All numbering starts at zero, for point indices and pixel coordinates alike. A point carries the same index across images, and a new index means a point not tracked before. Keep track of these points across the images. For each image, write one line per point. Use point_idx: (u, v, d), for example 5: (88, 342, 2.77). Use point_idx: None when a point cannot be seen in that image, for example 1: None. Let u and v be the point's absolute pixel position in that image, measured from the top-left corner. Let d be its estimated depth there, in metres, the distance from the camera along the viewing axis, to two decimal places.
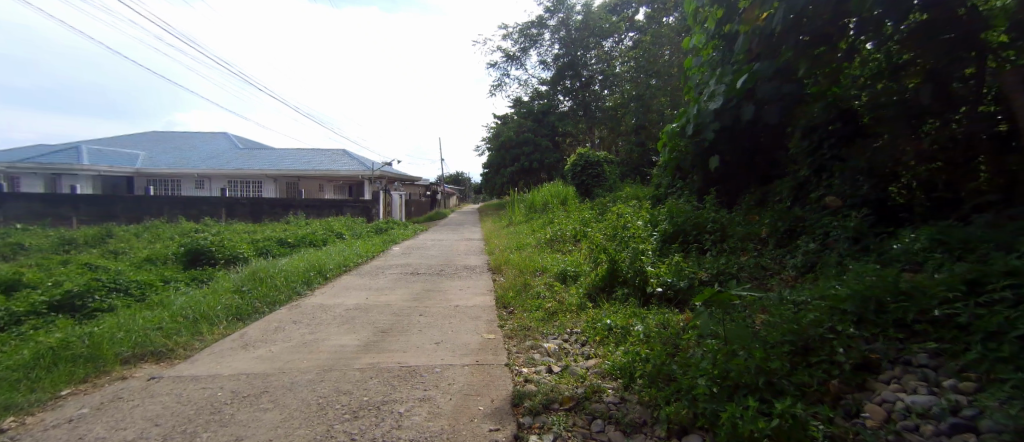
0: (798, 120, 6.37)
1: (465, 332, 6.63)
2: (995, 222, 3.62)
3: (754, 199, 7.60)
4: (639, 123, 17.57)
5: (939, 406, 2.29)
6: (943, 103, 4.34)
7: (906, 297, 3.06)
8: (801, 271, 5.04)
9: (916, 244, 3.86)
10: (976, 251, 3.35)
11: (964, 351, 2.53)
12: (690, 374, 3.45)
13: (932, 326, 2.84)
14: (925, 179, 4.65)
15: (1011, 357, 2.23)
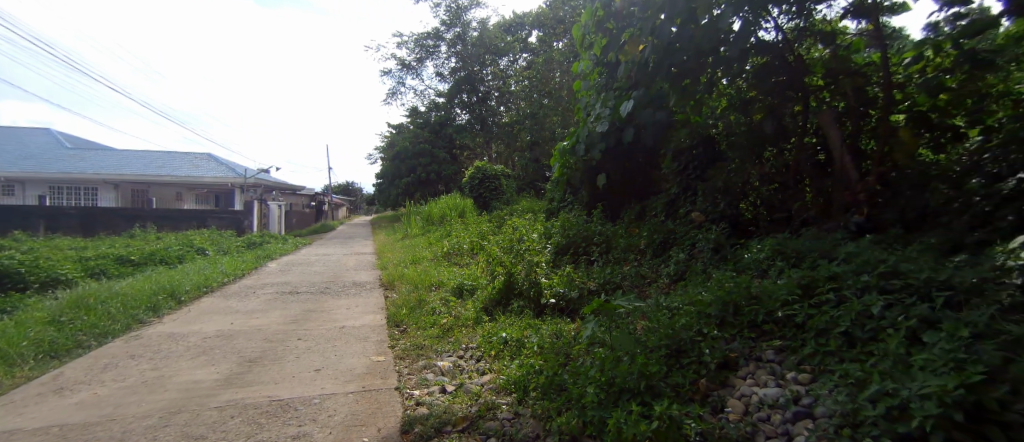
0: (669, 144, 7.13)
1: (351, 356, 5.98)
2: (816, 235, 4.38)
3: (634, 212, 8.22)
4: (533, 140, 18.23)
5: (784, 397, 2.58)
6: (778, 134, 5.17)
7: (756, 301, 3.49)
8: (673, 278, 5.56)
9: (761, 254, 4.50)
10: (805, 260, 3.99)
11: (800, 346, 2.94)
12: (579, 382, 3.54)
13: (776, 325, 3.26)
14: (764, 199, 5.52)
15: (836, 350, 2.64)
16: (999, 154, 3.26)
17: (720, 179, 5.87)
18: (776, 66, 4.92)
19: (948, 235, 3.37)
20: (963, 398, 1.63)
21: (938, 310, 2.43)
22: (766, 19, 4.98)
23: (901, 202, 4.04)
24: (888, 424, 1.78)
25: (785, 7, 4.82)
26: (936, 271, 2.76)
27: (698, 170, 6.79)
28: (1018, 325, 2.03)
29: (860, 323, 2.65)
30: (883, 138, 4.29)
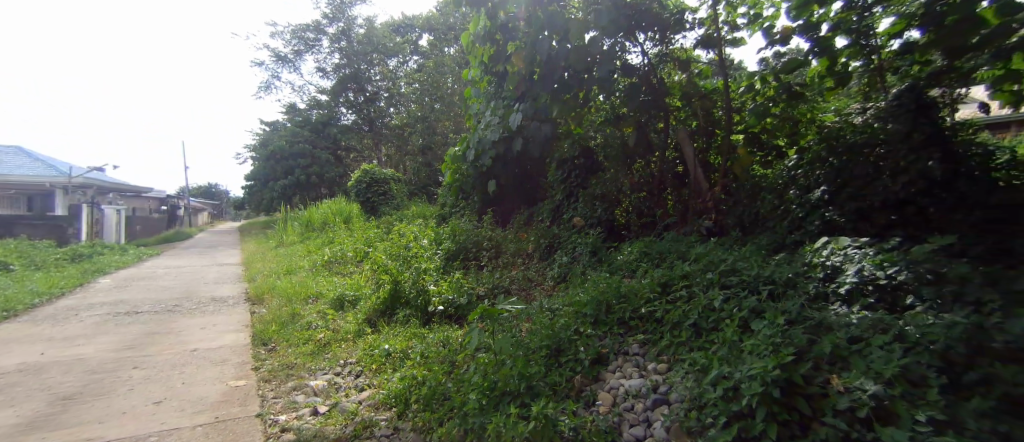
0: (554, 154, 7.44)
1: (203, 382, 4.99)
2: (675, 238, 4.95)
3: (522, 219, 8.32)
4: (426, 144, 17.75)
5: (645, 387, 2.79)
6: (644, 147, 5.76)
7: (624, 299, 3.78)
8: (557, 280, 5.77)
9: (631, 255, 4.91)
10: (666, 261, 4.46)
11: (659, 339, 3.23)
12: (462, 389, 3.44)
13: (641, 321, 3.55)
14: (634, 207, 6.07)
15: (686, 341, 2.95)
16: (806, 171, 3.98)
17: (598, 187, 6.31)
18: (643, 85, 5.51)
19: (771, 238, 4.04)
20: (779, 377, 1.90)
21: (764, 301, 2.86)
22: (634, 43, 5.48)
23: (737, 210, 4.75)
24: (726, 405, 2.00)
25: (650, 35, 5.42)
26: (762, 268, 3.26)
27: (580, 178, 7.22)
28: (817, 311, 2.45)
29: (706, 315, 3.02)
30: (726, 154, 5.09)
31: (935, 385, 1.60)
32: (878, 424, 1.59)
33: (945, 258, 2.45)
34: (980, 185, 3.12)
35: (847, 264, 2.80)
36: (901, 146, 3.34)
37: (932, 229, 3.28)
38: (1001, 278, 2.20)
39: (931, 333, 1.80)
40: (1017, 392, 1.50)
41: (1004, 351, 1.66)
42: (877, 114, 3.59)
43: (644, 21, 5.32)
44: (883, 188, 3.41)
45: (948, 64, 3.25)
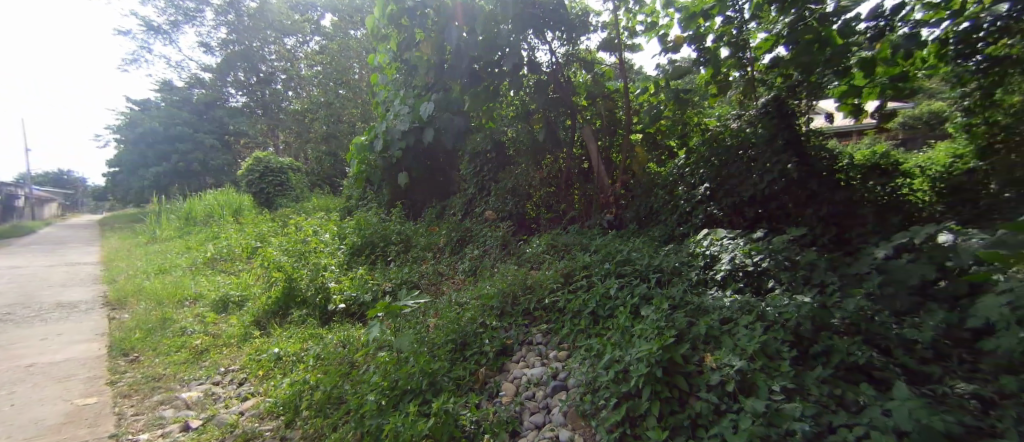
0: (466, 146, 7.25)
1: (36, 402, 3.95)
2: (579, 231, 5.15)
3: (434, 212, 7.94)
4: (329, 131, 16.42)
5: (546, 374, 2.81)
6: (553, 143, 5.89)
7: (529, 290, 3.81)
8: (467, 274, 5.63)
9: (538, 248, 4.97)
10: (570, 252, 4.61)
11: (561, 328, 3.28)
12: (361, 391, 3.13)
13: (545, 311, 3.59)
14: (542, 201, 6.20)
15: (585, 328, 3.04)
16: (692, 169, 4.36)
17: (508, 180, 6.29)
18: (551, 81, 5.67)
19: (662, 230, 4.37)
20: (663, 358, 2.01)
21: (653, 288, 3.05)
22: (542, 41, 5.58)
23: (635, 205, 5.08)
24: (616, 387, 2.07)
25: (558, 34, 5.56)
26: (653, 258, 3.49)
27: (492, 172, 6.94)
28: (697, 296, 2.66)
29: (602, 303, 3.14)
30: (626, 152, 5.43)
31: (787, 357, 1.80)
32: (742, 394, 1.74)
33: (797, 247, 2.82)
34: (825, 185, 3.65)
35: (722, 253, 3.09)
36: (767, 150, 3.82)
37: (789, 222, 3.78)
38: (837, 263, 2.57)
39: (785, 311, 2.03)
40: (848, 359, 1.74)
41: (840, 325, 1.93)
42: (749, 120, 4.06)
43: (553, 19, 5.44)
44: (752, 186, 3.86)
45: (802, 79, 3.77)
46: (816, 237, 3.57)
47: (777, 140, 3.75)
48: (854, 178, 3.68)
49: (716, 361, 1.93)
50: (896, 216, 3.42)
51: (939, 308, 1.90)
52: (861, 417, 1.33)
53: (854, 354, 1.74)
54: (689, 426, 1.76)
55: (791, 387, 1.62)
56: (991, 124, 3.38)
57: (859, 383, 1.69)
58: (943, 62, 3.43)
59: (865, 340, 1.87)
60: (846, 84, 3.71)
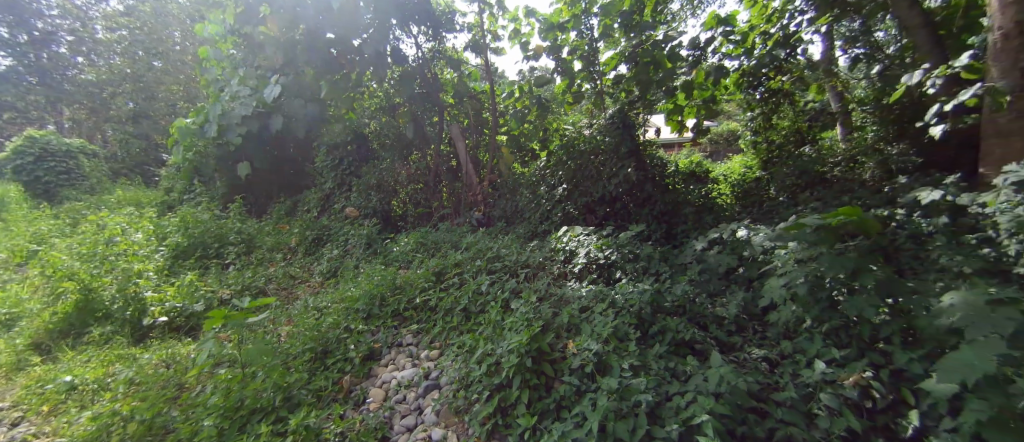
0: (322, 138, 6.38)
1: None
2: (451, 228, 5.12)
3: (283, 208, 6.70)
4: (128, 113, 12.71)
5: (417, 375, 2.65)
6: (421, 139, 5.71)
7: (399, 290, 3.62)
8: (326, 276, 4.83)
9: (406, 246, 4.72)
10: (441, 250, 4.56)
11: (432, 327, 3.19)
12: (200, 413, 2.35)
13: (415, 311, 3.44)
14: (408, 198, 5.75)
15: (458, 325, 3.02)
16: (553, 170, 4.65)
17: (372, 175, 5.76)
18: (415, 73, 5.43)
19: (528, 226, 4.55)
20: (531, 347, 2.09)
21: (520, 283, 3.18)
22: (407, 34, 5.35)
23: (503, 202, 5.17)
24: (488, 380, 2.09)
25: (422, 29, 5.39)
26: (520, 254, 3.66)
27: (352, 166, 6.26)
28: (559, 287, 2.88)
29: (473, 299, 3.16)
30: (492, 152, 5.57)
31: (633, 338, 2.05)
32: (598, 375, 1.91)
33: (638, 241, 3.24)
34: (658, 188, 4.30)
35: (579, 247, 3.37)
36: (614, 155, 4.31)
37: (632, 218, 4.33)
38: (667, 256, 3.04)
39: (631, 298, 2.30)
40: (677, 336, 2.06)
41: (670, 307, 2.28)
42: (599, 129, 4.46)
43: (416, 14, 5.25)
44: (602, 186, 4.33)
45: (639, 97, 4.37)
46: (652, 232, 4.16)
47: (622, 147, 4.25)
48: (680, 182, 4.40)
49: (577, 346, 2.08)
50: (708, 214, 4.17)
51: (736, 289, 2.38)
52: (688, 383, 1.55)
53: (681, 331, 2.08)
54: (553, 409, 1.85)
55: (637, 363, 1.84)
56: (770, 142, 4.67)
57: (685, 355, 2.00)
58: (740, 90, 4.37)
59: (689, 318, 2.24)
60: (673, 102, 4.32)
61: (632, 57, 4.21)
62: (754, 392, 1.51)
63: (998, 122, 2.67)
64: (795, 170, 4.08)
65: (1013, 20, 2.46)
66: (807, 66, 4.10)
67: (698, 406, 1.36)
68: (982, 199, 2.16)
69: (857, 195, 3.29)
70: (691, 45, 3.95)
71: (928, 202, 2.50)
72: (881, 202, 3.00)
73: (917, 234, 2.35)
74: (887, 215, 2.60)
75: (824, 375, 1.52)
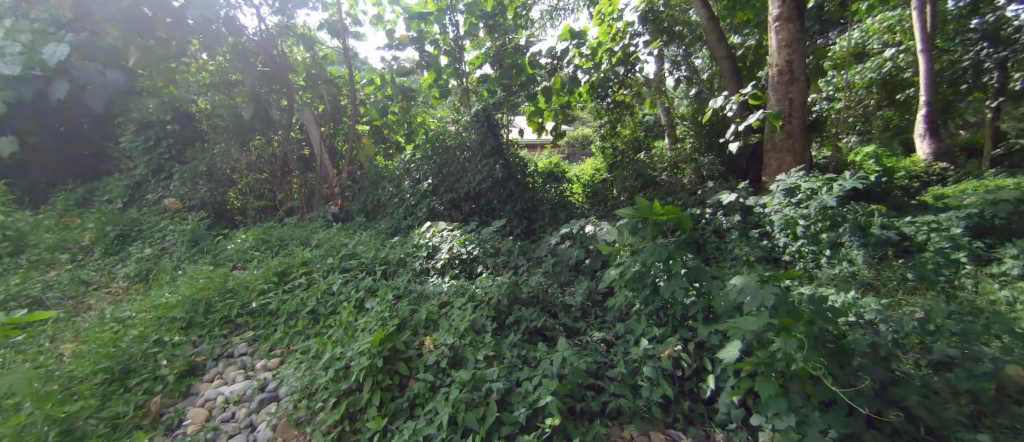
0: (130, 115, 4.91)
1: None
2: (297, 223, 4.27)
3: (75, 199, 4.67)
4: None
5: (251, 387, 1.86)
6: (262, 123, 4.77)
7: (230, 293, 2.51)
8: (133, 281, 3.23)
9: (244, 244, 3.43)
10: (287, 246, 3.44)
11: (272, 333, 2.26)
12: None
13: (252, 317, 2.39)
14: (247, 189, 4.76)
15: (305, 328, 2.21)
16: (418, 164, 4.29)
17: (199, 162, 4.63)
18: (256, 48, 4.59)
19: (389, 222, 4.12)
20: (386, 348, 1.68)
21: (378, 281, 2.54)
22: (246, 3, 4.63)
23: (361, 195, 4.66)
24: (336, 385, 1.60)
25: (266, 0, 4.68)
26: (379, 250, 3.00)
27: (172, 150, 4.84)
28: (420, 283, 2.49)
29: None
30: (353, 140, 5.07)
31: (490, 330, 1.89)
32: (454, 368, 1.67)
33: (499, 237, 3.09)
34: (519, 186, 4.25)
35: (442, 244, 2.91)
36: (478, 152, 4.18)
37: (494, 214, 4.17)
38: (523, 251, 3.01)
39: (490, 290, 2.16)
40: (531, 324, 2.00)
41: (526, 298, 2.20)
42: (462, 125, 4.33)
43: None
44: (468, 181, 4.13)
45: (504, 97, 4.44)
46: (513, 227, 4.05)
47: (486, 145, 4.15)
48: (539, 181, 4.39)
49: (433, 342, 1.77)
50: (565, 209, 4.26)
51: (582, 278, 2.56)
52: (537, 369, 1.62)
53: (535, 319, 2.03)
54: (407, 408, 1.52)
55: (491, 354, 1.70)
56: (615, 148, 5.04)
57: (536, 342, 1.95)
58: (591, 97, 4.68)
59: (541, 308, 2.19)
60: (535, 104, 4.47)
61: (498, 59, 4.33)
62: (592, 371, 1.65)
63: (776, 139, 3.39)
64: (636, 176, 4.39)
65: (784, 60, 3.21)
66: (642, 83, 4.69)
67: (544, 390, 1.45)
68: (762, 201, 2.83)
69: (678, 196, 3.80)
70: (551, 54, 4.25)
71: (728, 204, 3.00)
72: (695, 202, 3.52)
73: (718, 229, 2.85)
74: (701, 216, 2.98)
75: (647, 351, 1.68)
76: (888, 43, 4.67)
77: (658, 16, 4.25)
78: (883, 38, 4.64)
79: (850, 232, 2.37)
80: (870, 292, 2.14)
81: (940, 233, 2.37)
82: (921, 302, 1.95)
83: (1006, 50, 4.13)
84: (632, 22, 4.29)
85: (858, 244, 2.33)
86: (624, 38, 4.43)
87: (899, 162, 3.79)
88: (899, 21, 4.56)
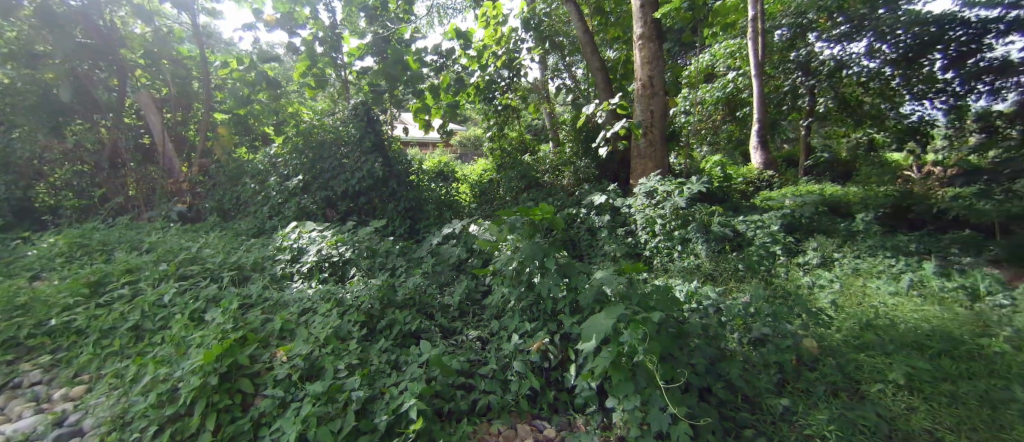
0: None
1: None
2: (129, 224, 3.73)
3: None
4: None
5: (41, 424, 1.45)
6: (84, 104, 4.22)
7: (21, 313, 2.05)
8: None
9: (50, 250, 2.84)
10: (105, 248, 2.97)
11: (77, 355, 1.85)
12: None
13: (49, 339, 1.96)
14: (61, 183, 4.28)
15: (117, 349, 1.83)
16: (286, 160, 3.90)
17: None
18: (71, 17, 3.93)
19: (250, 222, 3.75)
20: (222, 365, 1.50)
21: (224, 288, 2.26)
22: None
23: (216, 191, 4.29)
24: (157, 411, 1.37)
25: None
26: (230, 255, 2.71)
27: None
28: (277, 290, 2.27)
29: None
30: (205, 129, 4.66)
31: (356, 336, 1.83)
32: (307, 381, 1.57)
33: (378, 238, 2.90)
34: (402, 184, 3.96)
35: (310, 246, 2.67)
36: (357, 149, 3.87)
37: (375, 215, 3.89)
38: (404, 251, 2.90)
39: (361, 295, 2.07)
40: (405, 327, 1.95)
41: (401, 301, 2.16)
42: (339, 119, 3.99)
43: None
44: (345, 182, 3.75)
45: (387, 90, 4.23)
46: (394, 228, 3.76)
47: (365, 140, 3.84)
48: (427, 180, 4.20)
49: (286, 353, 1.67)
50: (447, 209, 4.12)
51: (463, 277, 2.48)
52: (405, 373, 1.65)
53: (408, 323, 1.99)
54: (249, 430, 1.35)
55: (355, 361, 1.66)
56: (502, 149, 4.98)
57: (409, 346, 1.92)
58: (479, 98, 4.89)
59: (417, 310, 2.17)
60: (422, 101, 4.38)
61: (379, 50, 4.15)
62: (461, 370, 1.75)
63: (640, 147, 3.76)
64: (520, 178, 4.48)
65: (646, 74, 3.65)
66: (527, 88, 5.19)
67: (408, 393, 1.47)
68: (628, 202, 3.16)
69: (557, 197, 4.00)
70: (437, 52, 4.29)
71: (599, 204, 3.32)
72: (571, 203, 3.81)
73: (590, 228, 3.13)
74: (577, 216, 3.27)
75: (518, 346, 1.85)
76: (731, 66, 5.32)
77: (539, 22, 4.75)
78: (727, 61, 5.25)
79: (694, 230, 2.81)
80: (711, 280, 2.51)
81: (763, 230, 2.89)
82: (746, 287, 2.35)
83: (813, 79, 5.15)
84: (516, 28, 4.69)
85: (702, 239, 2.76)
86: (509, 42, 4.78)
87: (738, 170, 4.61)
88: (738, 48, 5.18)
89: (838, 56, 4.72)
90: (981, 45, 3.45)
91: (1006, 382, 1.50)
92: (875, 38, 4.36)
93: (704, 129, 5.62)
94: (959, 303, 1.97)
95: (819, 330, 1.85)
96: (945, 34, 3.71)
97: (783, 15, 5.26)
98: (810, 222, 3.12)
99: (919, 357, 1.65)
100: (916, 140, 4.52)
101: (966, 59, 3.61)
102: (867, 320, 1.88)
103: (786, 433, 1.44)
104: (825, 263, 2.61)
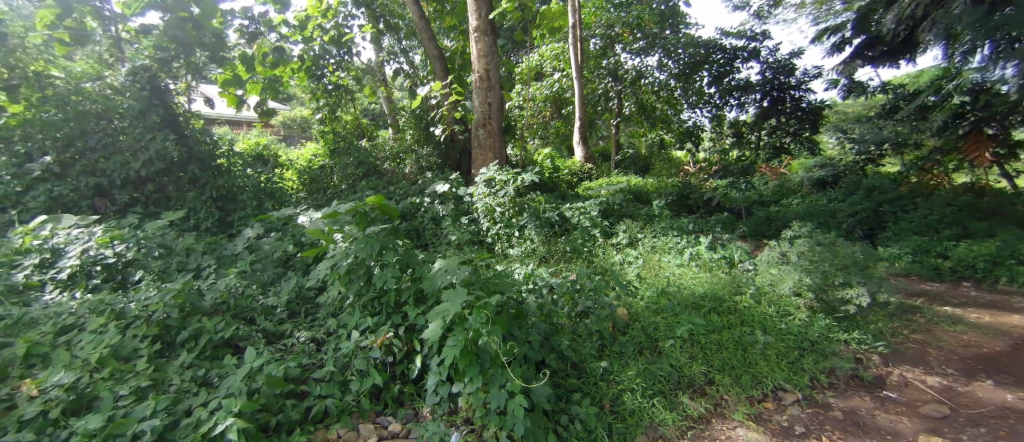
0: None
1: None
2: None
3: None
4: None
5: None
6: None
7: None
8: None
9: None
10: None
11: None
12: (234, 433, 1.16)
13: None
14: None
15: None
16: (24, 132, 2.91)
17: None
18: None
19: None
20: None
21: None
22: None
23: None
24: None
25: None
26: None
27: None
28: (18, 306, 1.74)
29: None
30: None
31: (145, 354, 1.52)
32: (74, 417, 1.24)
33: (174, 233, 2.47)
34: (206, 170, 3.44)
35: (71, 245, 2.12)
36: (138, 124, 3.19)
37: (168, 205, 3.27)
38: (211, 249, 2.51)
39: (151, 303, 1.73)
40: (215, 337, 1.70)
41: (209, 307, 1.86)
42: (111, 86, 3.20)
43: None
44: (122, 166, 3.10)
45: (180, 57, 3.44)
46: (196, 220, 3.21)
47: (151, 115, 3.21)
48: (239, 163, 3.69)
49: (37, 386, 1.30)
50: (268, 199, 3.65)
51: (290, 275, 2.26)
52: (218, 389, 1.42)
53: (219, 331, 1.73)
54: None
55: (144, 385, 1.36)
56: (334, 133, 4.84)
57: (221, 358, 1.69)
58: (307, 77, 4.55)
59: (232, 315, 1.90)
60: (229, 72, 3.84)
61: (166, 5, 3.29)
62: (292, 378, 1.59)
63: (480, 138, 3.97)
64: (358, 167, 4.34)
65: (482, 67, 3.83)
66: (360, 68, 5.00)
67: (223, 412, 1.26)
68: (469, 191, 3.34)
69: (397, 186, 3.96)
70: (247, 17, 3.82)
71: (442, 193, 3.45)
72: (414, 192, 3.80)
73: (435, 217, 3.29)
74: (421, 205, 3.40)
75: (358, 343, 1.74)
76: (556, 67, 6.00)
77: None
78: (552, 62, 5.93)
79: (528, 217, 3.12)
80: (544, 262, 2.85)
81: (584, 215, 3.28)
82: (573, 267, 2.69)
83: (621, 85, 5.86)
84: (344, 3, 4.53)
85: (533, 225, 3.08)
86: (337, 16, 4.59)
87: (564, 163, 5.21)
88: (561, 52, 5.86)
89: (638, 67, 5.56)
90: (731, 68, 5.04)
91: (751, 327, 1.98)
92: (663, 55, 5.42)
93: (536, 123, 6.01)
94: (721, 269, 2.52)
95: (627, 299, 2.17)
96: (710, 56, 5.12)
97: (596, 26, 5.94)
98: (621, 208, 3.68)
99: (696, 315, 2.07)
100: (692, 141, 5.72)
101: (723, 77, 5.10)
102: (661, 288, 2.28)
103: (604, 391, 1.65)
104: (632, 243, 3.09)
